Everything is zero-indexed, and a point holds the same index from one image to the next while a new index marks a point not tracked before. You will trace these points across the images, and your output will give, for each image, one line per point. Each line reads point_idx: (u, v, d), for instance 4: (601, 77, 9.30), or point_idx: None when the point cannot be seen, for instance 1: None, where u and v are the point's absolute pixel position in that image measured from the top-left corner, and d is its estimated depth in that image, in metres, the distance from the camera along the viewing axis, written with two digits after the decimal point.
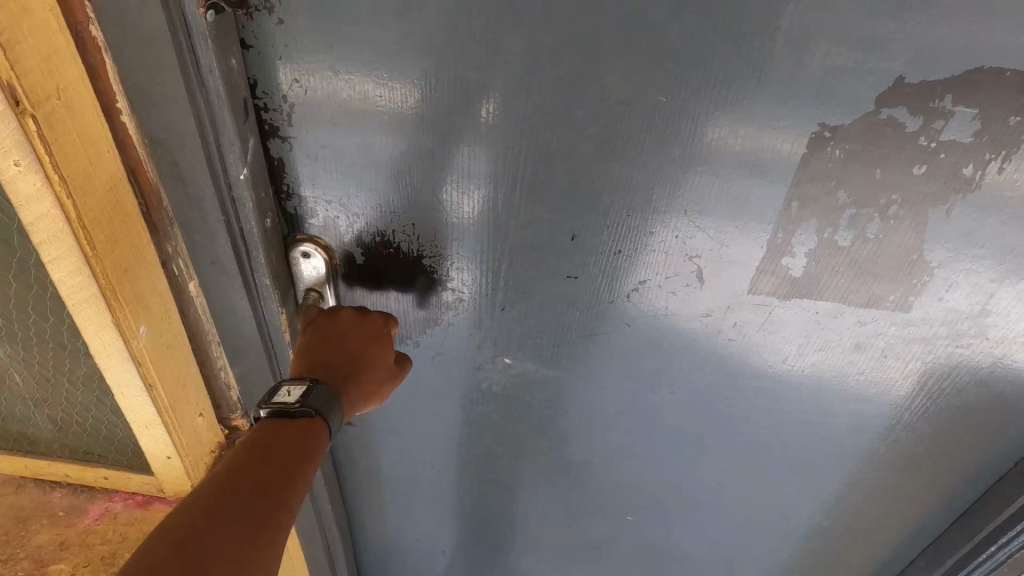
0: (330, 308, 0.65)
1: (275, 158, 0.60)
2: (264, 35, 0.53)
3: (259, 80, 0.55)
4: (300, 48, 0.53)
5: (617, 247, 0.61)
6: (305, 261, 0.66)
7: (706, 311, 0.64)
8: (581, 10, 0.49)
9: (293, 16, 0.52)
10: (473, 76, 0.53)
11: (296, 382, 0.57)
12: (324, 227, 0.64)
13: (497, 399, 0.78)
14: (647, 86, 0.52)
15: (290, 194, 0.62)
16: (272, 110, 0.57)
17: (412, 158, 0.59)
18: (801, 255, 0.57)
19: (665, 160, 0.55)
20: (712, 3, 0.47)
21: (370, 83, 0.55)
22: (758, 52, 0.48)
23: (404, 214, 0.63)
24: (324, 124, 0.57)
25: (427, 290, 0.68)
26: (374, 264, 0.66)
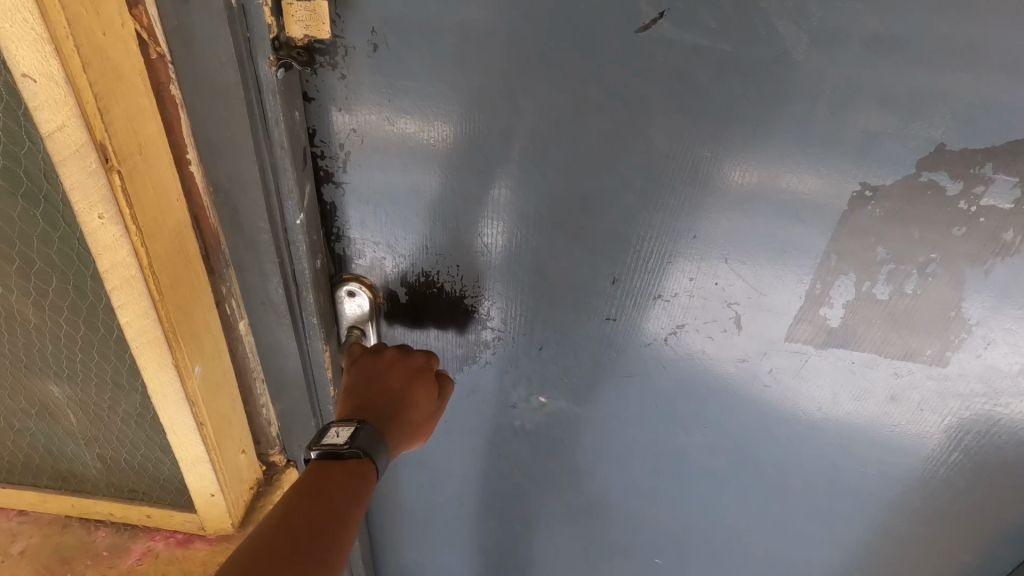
0: (373, 347, 0.67)
1: (328, 202, 0.62)
2: (325, 89, 0.55)
3: (317, 129, 0.58)
4: (359, 100, 0.56)
5: (657, 292, 0.63)
6: (349, 300, 0.68)
7: (742, 356, 0.65)
8: (631, 70, 0.51)
9: (355, 71, 0.54)
10: (521, 128, 0.56)
11: (343, 425, 0.59)
12: (370, 267, 0.66)
13: (529, 437, 0.79)
14: (693, 142, 0.54)
15: (339, 236, 0.64)
16: (328, 157, 0.59)
17: (454, 198, 0.61)
18: (839, 306, 0.59)
19: (708, 212, 0.57)
20: (757, 67, 0.49)
21: (420, 130, 0.57)
22: (802, 114, 0.50)
23: (448, 253, 0.65)
24: (377, 170, 0.60)
25: (467, 329, 0.70)
26: (417, 302, 0.68)
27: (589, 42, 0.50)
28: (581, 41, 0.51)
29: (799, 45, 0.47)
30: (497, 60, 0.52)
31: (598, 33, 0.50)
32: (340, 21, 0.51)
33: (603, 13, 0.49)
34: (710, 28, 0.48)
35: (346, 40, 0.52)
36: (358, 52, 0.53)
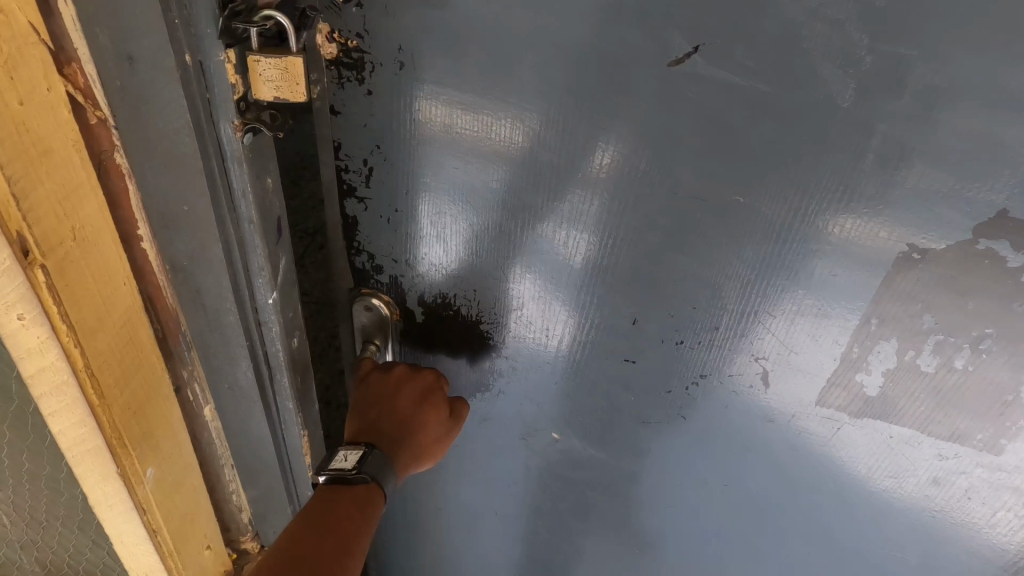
0: (383, 364, 0.66)
1: (350, 216, 0.62)
2: (352, 104, 0.55)
3: (343, 142, 0.57)
4: (386, 116, 0.55)
5: (679, 338, 0.59)
6: (362, 314, 0.67)
7: (769, 416, 0.61)
8: (660, 105, 0.48)
9: (381, 89, 0.53)
10: (586, 150, 0.52)
11: (352, 448, 0.60)
12: (390, 283, 0.65)
13: (540, 473, 0.76)
14: (723, 185, 0.50)
15: (359, 250, 0.64)
16: (351, 172, 0.59)
17: (511, 208, 0.57)
18: (878, 373, 0.54)
19: (738, 260, 0.53)
20: (796, 110, 0.45)
21: (485, 135, 0.54)
22: (844, 164, 0.46)
23: (478, 271, 0.62)
24: (419, 177, 0.58)
25: (481, 355, 0.68)
26: (433, 323, 0.67)
27: (613, 77, 0.48)
28: (605, 75, 0.48)
29: (843, 91, 0.43)
30: (523, 85, 0.50)
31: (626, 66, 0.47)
32: (367, 37, 0.51)
33: (631, 46, 0.46)
34: (746, 67, 0.45)
35: (373, 56, 0.52)
36: (384, 68, 0.52)
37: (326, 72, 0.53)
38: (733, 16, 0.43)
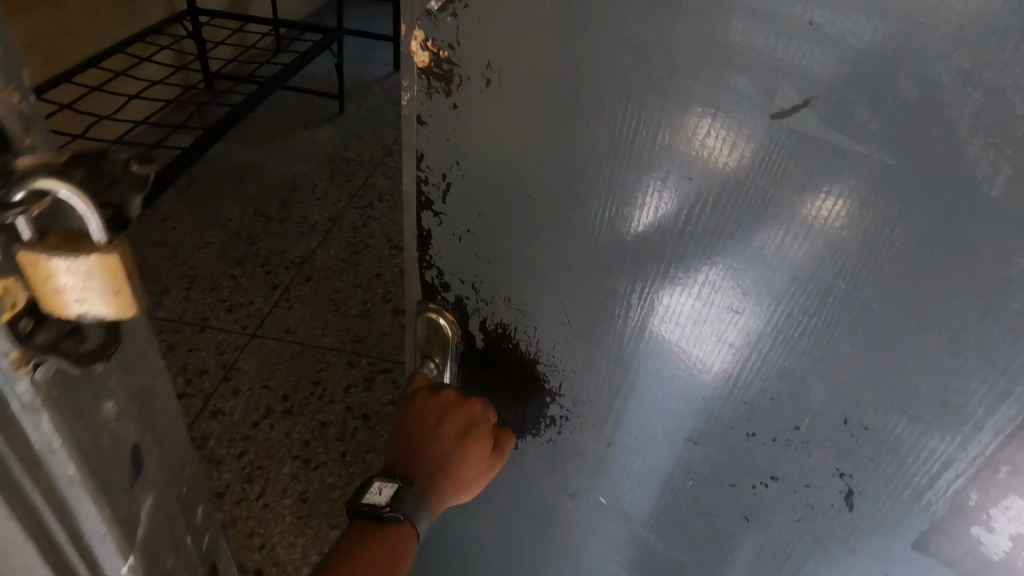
0: (437, 386, 0.62)
1: (425, 229, 0.60)
2: (437, 116, 0.52)
3: (425, 154, 0.55)
4: (468, 134, 0.52)
5: (751, 430, 0.51)
6: (425, 329, 0.65)
7: (852, 546, 0.51)
8: (758, 163, 0.41)
9: (468, 103, 0.50)
10: (800, 203, 0.40)
11: (387, 480, 0.58)
12: (456, 302, 0.63)
13: (580, 533, 0.70)
14: (824, 268, 0.41)
15: (429, 264, 0.62)
16: (430, 184, 0.57)
17: (652, 250, 0.48)
18: (1004, 534, 0.43)
19: (831, 356, 0.44)
20: (929, 192, 0.36)
21: (649, 162, 0.45)
22: (984, 268, 0.36)
23: (551, 309, 0.57)
24: (531, 201, 0.52)
25: (537, 397, 0.63)
26: (491, 352, 0.64)
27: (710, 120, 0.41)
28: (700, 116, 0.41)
29: (995, 177, 0.34)
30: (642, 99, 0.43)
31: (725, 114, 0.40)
32: (458, 49, 0.47)
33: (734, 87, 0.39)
34: (868, 131, 0.36)
35: (462, 70, 0.48)
36: (471, 84, 0.49)
37: (418, 80, 0.51)
38: (859, 68, 0.35)
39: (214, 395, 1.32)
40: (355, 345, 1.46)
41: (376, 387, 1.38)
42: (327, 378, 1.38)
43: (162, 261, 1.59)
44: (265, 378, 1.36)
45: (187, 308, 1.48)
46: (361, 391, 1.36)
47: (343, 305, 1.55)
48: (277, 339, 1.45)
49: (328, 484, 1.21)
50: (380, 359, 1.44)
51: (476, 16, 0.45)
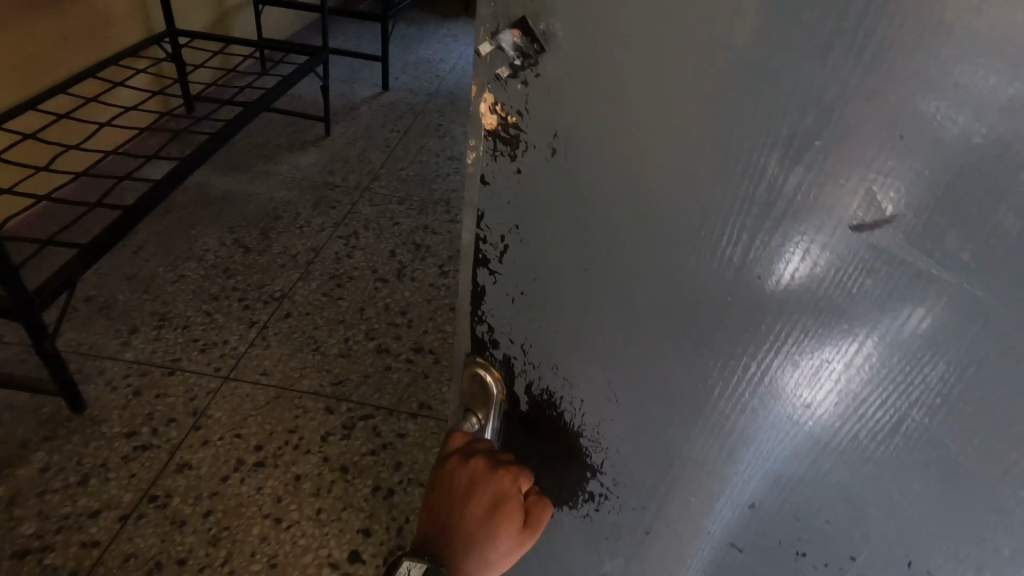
0: (467, 450, 0.55)
1: (478, 284, 0.53)
2: (500, 176, 0.46)
3: (485, 213, 0.48)
4: (529, 206, 0.46)
5: (800, 544, 0.48)
6: (471, 381, 0.59)
7: None
8: (837, 276, 0.36)
9: (531, 169, 0.44)
10: (864, 325, 0.36)
11: (416, 560, 0.50)
12: (505, 361, 0.57)
13: None
14: (891, 400, 0.38)
15: (480, 320, 0.55)
16: (487, 244, 0.50)
17: (719, 347, 0.43)
18: None
19: (896, 489, 0.40)
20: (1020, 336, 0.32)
21: (740, 260, 0.39)
22: None
23: (600, 388, 0.52)
24: (596, 280, 0.46)
25: (576, 469, 0.59)
26: (536, 418, 0.58)
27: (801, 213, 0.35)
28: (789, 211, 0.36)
29: None
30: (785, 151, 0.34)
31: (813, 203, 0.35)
32: (526, 116, 0.42)
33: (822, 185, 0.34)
34: (959, 259, 0.32)
35: (528, 137, 0.43)
36: (537, 152, 0.43)
37: (483, 141, 0.45)
38: (970, 172, 0.30)
39: (181, 448, 1.26)
40: (333, 389, 1.40)
41: (354, 435, 1.31)
42: (302, 425, 1.32)
43: (133, 297, 1.59)
44: (237, 426, 1.31)
45: (156, 348, 1.46)
46: (340, 440, 1.30)
47: (322, 344, 1.51)
48: (252, 383, 1.40)
49: (298, 547, 1.12)
50: (359, 405, 1.37)
51: (545, 86, 0.40)
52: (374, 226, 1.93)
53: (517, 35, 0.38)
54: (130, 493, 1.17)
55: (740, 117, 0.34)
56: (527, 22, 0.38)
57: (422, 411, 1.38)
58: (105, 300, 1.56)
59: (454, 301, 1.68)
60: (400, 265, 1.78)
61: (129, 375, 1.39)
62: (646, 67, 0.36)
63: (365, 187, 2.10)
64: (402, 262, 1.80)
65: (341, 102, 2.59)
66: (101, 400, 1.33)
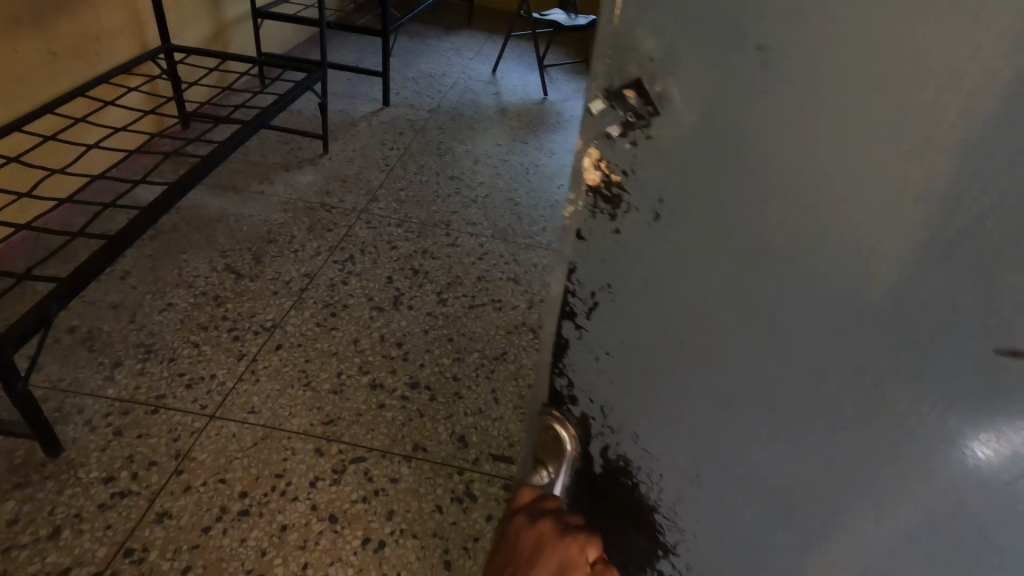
0: (535, 509, 0.50)
1: (563, 336, 0.50)
2: (596, 233, 0.43)
3: (577, 267, 0.46)
4: (627, 268, 0.42)
5: None
6: (545, 433, 0.55)
7: None
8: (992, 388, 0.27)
9: (630, 235, 0.41)
10: None
11: None
12: (582, 420, 0.52)
13: None
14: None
15: (561, 371, 0.51)
16: (576, 297, 0.47)
17: (831, 447, 0.34)
18: None
19: None
20: None
21: (865, 341, 0.31)
22: None
23: (683, 485, 0.45)
24: (681, 371, 0.41)
25: (646, 560, 0.52)
26: (608, 491, 0.52)
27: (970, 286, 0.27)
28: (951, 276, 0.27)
29: None
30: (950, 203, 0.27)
31: (947, 348, 0.28)
32: (631, 177, 0.39)
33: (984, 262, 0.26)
34: None
35: (631, 200, 0.39)
36: (637, 217, 0.40)
37: (584, 197, 0.43)
38: None
39: (161, 494, 1.19)
40: (323, 429, 1.33)
41: (345, 480, 1.24)
42: (290, 470, 1.25)
43: (117, 327, 1.52)
44: (222, 470, 1.24)
45: (139, 383, 1.39)
46: (330, 486, 1.23)
47: (314, 378, 1.44)
48: (239, 422, 1.33)
49: None
50: (351, 447, 1.31)
51: (655, 149, 0.37)
52: (371, 251, 1.86)
53: (635, 95, 0.36)
54: (105, 546, 1.11)
55: (903, 178, 0.28)
56: (642, 84, 0.36)
57: (416, 453, 1.31)
58: (89, 331, 1.50)
59: (452, 333, 1.61)
60: (397, 293, 1.72)
61: (110, 414, 1.32)
62: (785, 112, 0.30)
63: (362, 209, 2.03)
64: (400, 289, 1.73)
65: (339, 119, 2.54)
66: (78, 441, 1.27)
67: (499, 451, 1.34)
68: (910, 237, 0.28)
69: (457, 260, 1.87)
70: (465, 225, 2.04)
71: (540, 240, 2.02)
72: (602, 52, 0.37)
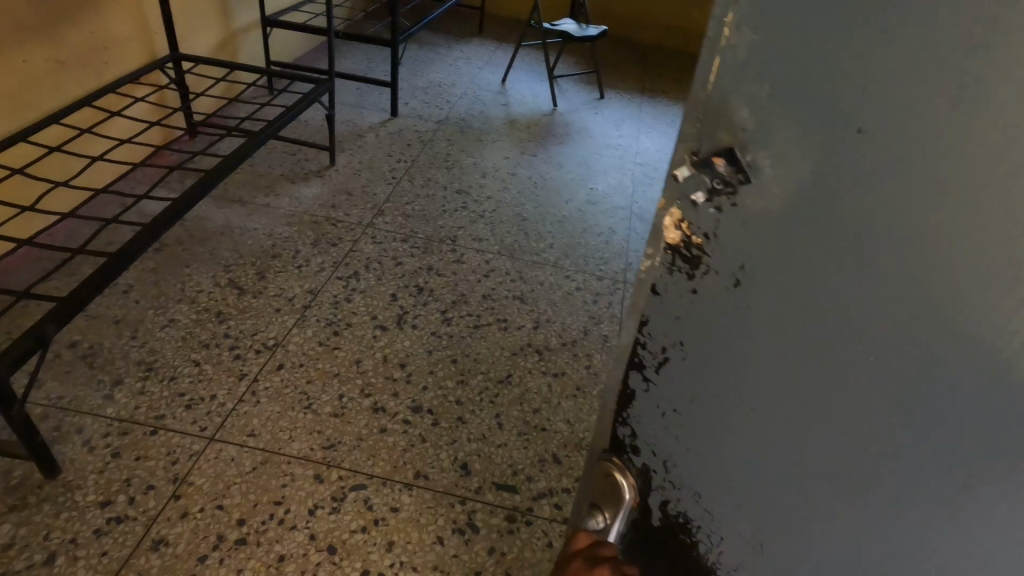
0: (591, 556, 0.51)
1: (631, 387, 0.54)
2: (672, 292, 0.46)
3: (650, 321, 0.49)
4: (702, 328, 0.45)
5: None
6: (604, 477, 0.58)
7: None
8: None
9: (708, 297, 0.44)
10: None
11: None
12: (644, 470, 0.55)
13: None
14: None
15: (625, 421, 0.56)
16: (647, 349, 0.50)
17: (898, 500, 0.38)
18: None
19: None
20: None
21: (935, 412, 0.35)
22: None
23: (744, 543, 0.50)
24: (762, 417, 0.44)
25: None
26: (668, 537, 0.56)
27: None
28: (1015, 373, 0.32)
29: None
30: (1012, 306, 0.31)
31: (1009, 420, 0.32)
32: (712, 241, 0.42)
33: None
34: None
35: (711, 262, 0.43)
36: (717, 280, 0.43)
37: (662, 253, 0.46)
38: None
39: (158, 520, 1.17)
40: (324, 454, 1.31)
41: (345, 509, 1.22)
42: (290, 496, 1.23)
43: (118, 343, 1.50)
44: (220, 496, 1.22)
45: (140, 403, 1.37)
46: (329, 515, 1.21)
47: (315, 401, 1.42)
48: (239, 445, 1.31)
49: None
50: (351, 473, 1.28)
51: (741, 219, 0.40)
52: (375, 267, 1.84)
53: (723, 162, 0.39)
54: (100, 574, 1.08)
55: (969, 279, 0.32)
56: (734, 153, 0.38)
57: (417, 481, 1.28)
58: (90, 347, 1.48)
59: (456, 354, 1.59)
60: (402, 311, 1.69)
61: (108, 434, 1.30)
62: (871, 195, 0.34)
63: (367, 224, 2.01)
64: (404, 307, 1.71)
65: (346, 130, 2.52)
66: (77, 462, 1.25)
67: (501, 480, 1.31)
68: (982, 320, 0.32)
69: (463, 278, 1.85)
70: (471, 241, 2.01)
71: (547, 258, 1.99)
72: (693, 116, 0.40)
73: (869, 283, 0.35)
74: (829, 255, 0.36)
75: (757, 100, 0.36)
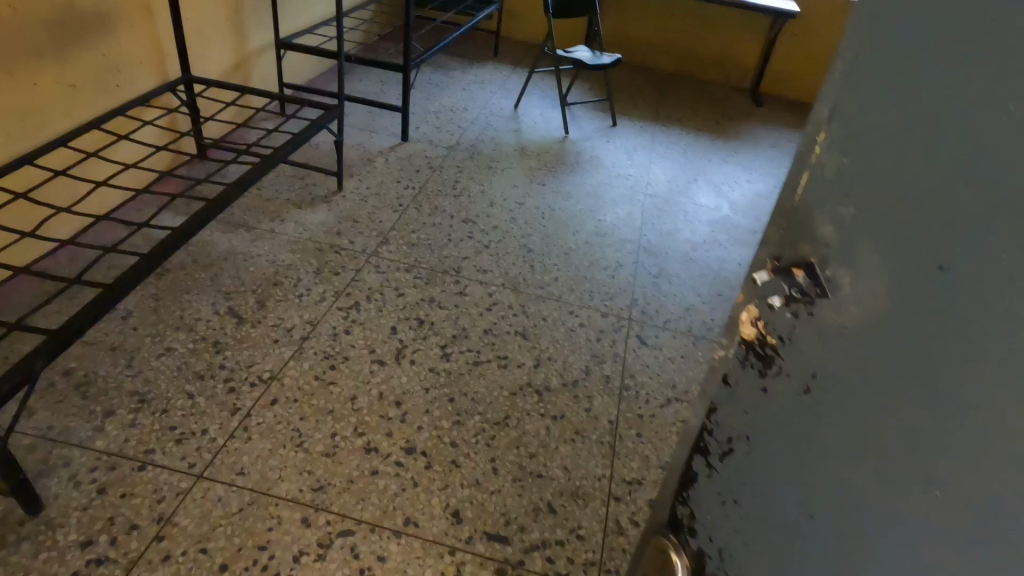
0: None
1: (693, 469, 0.44)
2: (744, 386, 0.39)
3: (719, 410, 0.42)
4: (772, 433, 0.38)
5: None
6: (655, 559, 0.48)
7: None
8: None
9: (779, 403, 0.37)
10: None
11: None
12: (702, 556, 0.44)
13: None
14: None
15: (682, 501, 0.45)
16: (711, 439, 0.42)
17: None
18: None
19: None
20: None
21: None
22: None
23: None
24: (855, 540, 0.33)
25: None
26: None
27: None
28: None
29: None
30: None
31: None
32: (786, 345, 0.36)
33: None
34: None
35: (785, 364, 0.36)
36: (789, 391, 0.36)
37: (735, 346, 0.40)
38: None
39: (139, 564, 1.14)
40: (312, 496, 1.28)
41: (330, 556, 1.19)
42: (275, 541, 1.20)
43: (113, 372, 1.49)
44: (204, 539, 1.19)
45: (130, 436, 1.35)
46: (314, 562, 1.18)
47: (307, 439, 1.40)
48: (227, 484, 1.29)
49: None
50: (339, 517, 1.25)
51: (819, 330, 0.34)
52: (377, 297, 1.82)
53: (802, 273, 0.35)
54: None
55: None
56: (813, 266, 0.34)
57: (406, 528, 1.25)
58: (84, 376, 1.47)
59: (453, 392, 1.56)
60: (400, 345, 1.67)
61: (96, 469, 1.28)
62: None
63: (371, 252, 2.00)
64: (403, 341, 1.69)
65: (357, 154, 2.52)
66: (61, 498, 1.23)
67: (493, 529, 1.28)
68: None
69: (465, 311, 1.82)
70: (475, 272, 1.99)
71: (551, 291, 1.97)
72: (779, 221, 0.37)
73: (982, 394, 0.28)
74: (942, 353, 0.29)
75: (844, 222, 0.32)
